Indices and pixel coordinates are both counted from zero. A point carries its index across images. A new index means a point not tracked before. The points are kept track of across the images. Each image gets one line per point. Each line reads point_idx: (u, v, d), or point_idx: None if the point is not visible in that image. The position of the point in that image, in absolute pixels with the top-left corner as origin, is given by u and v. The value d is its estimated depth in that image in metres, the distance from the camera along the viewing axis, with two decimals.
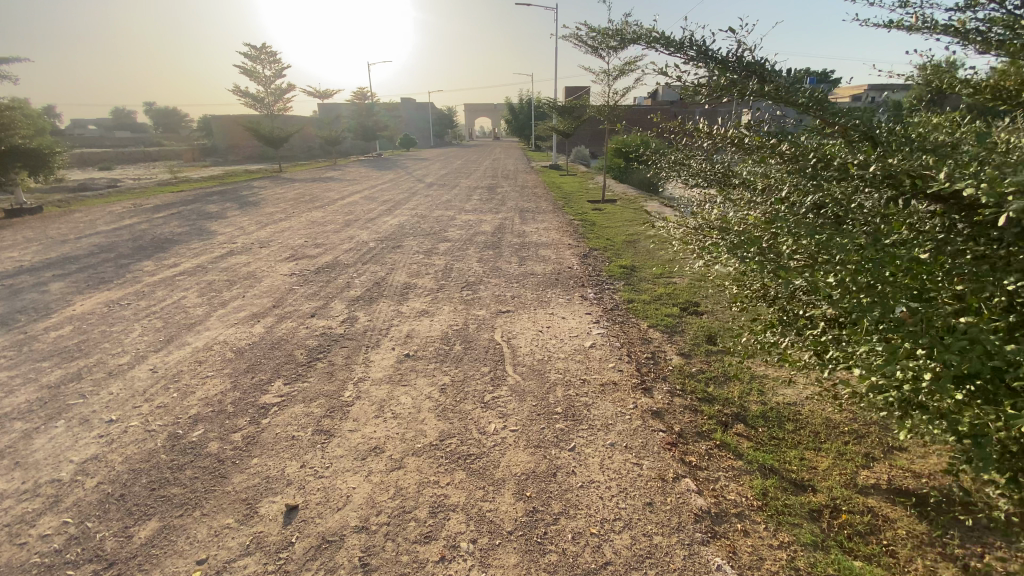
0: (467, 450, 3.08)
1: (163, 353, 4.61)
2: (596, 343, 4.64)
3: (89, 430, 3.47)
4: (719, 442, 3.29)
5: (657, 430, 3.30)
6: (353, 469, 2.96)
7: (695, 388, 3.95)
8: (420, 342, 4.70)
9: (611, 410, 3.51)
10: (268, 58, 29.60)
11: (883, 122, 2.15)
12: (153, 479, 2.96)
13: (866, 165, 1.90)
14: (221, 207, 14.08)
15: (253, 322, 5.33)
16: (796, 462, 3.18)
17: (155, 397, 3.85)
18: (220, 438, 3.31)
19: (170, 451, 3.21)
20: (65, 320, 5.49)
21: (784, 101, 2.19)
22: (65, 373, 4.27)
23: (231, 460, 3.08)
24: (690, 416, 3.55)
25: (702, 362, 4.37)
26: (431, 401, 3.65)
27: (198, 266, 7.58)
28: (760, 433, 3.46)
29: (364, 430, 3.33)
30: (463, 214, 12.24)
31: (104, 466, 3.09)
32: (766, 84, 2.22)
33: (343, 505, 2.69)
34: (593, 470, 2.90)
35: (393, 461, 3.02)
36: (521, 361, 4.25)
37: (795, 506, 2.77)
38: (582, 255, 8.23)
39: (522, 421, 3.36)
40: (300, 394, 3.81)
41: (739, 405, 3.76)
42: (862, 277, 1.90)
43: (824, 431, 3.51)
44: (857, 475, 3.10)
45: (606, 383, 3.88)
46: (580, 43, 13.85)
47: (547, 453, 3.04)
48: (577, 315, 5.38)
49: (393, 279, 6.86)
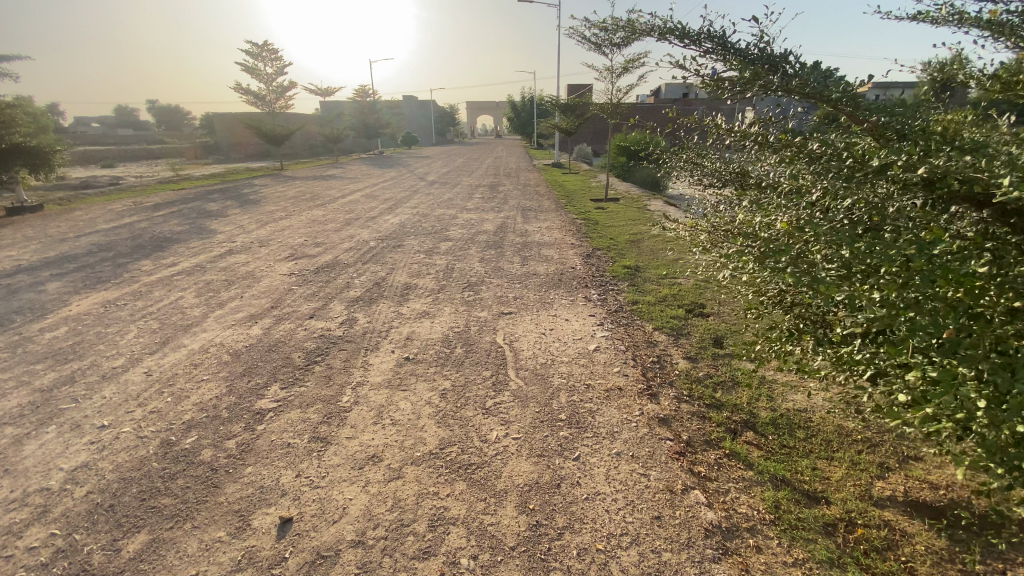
0: (468, 459, 2.98)
1: (159, 355, 4.51)
2: (600, 346, 4.54)
3: (80, 436, 3.38)
4: (728, 451, 3.18)
5: (664, 439, 3.19)
6: (350, 479, 2.86)
7: (703, 393, 3.85)
8: (420, 345, 4.60)
9: (617, 416, 3.41)
10: (270, 56, 29.53)
11: (920, 122, 2.04)
12: (144, 489, 2.86)
13: (911, 168, 1.78)
14: (222, 206, 13.99)
15: (250, 323, 5.24)
16: (809, 472, 3.07)
17: (148, 401, 3.75)
18: (213, 445, 3.22)
19: (162, 459, 3.11)
20: (61, 321, 5.39)
21: (813, 97, 2.10)
22: (58, 377, 4.18)
23: (224, 469, 2.98)
24: (698, 423, 3.44)
25: (710, 367, 4.26)
26: (431, 407, 3.54)
27: (196, 265, 7.49)
28: (771, 440, 3.36)
29: (362, 437, 3.23)
30: (464, 213, 12.13)
31: (94, 475, 3.00)
32: (789, 79, 2.14)
33: (339, 517, 2.59)
34: (598, 481, 2.79)
35: (391, 470, 2.91)
36: (523, 365, 4.14)
37: (809, 520, 2.66)
38: (585, 254, 8.13)
39: (525, 428, 3.26)
40: (296, 399, 3.71)
41: (748, 412, 3.66)
42: (907, 292, 1.78)
43: (836, 439, 3.40)
44: (872, 487, 3.00)
45: (611, 388, 3.77)
46: (583, 40, 13.76)
47: (551, 463, 2.93)
48: (580, 317, 5.28)
49: (394, 279, 6.76)
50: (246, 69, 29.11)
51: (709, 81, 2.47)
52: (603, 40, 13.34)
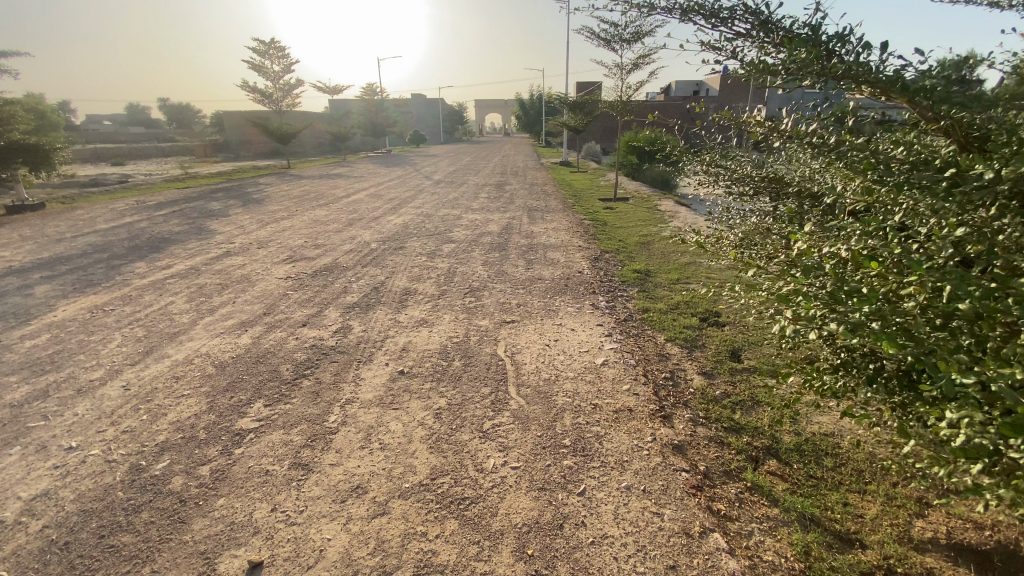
0: (461, 492, 2.70)
1: (140, 367, 4.27)
2: (608, 360, 4.24)
3: (44, 459, 3.13)
4: (750, 484, 2.87)
5: (680, 470, 2.88)
6: (330, 515, 2.58)
7: (720, 415, 3.54)
8: (416, 357, 4.31)
9: (626, 443, 3.11)
10: (277, 53, 29.44)
11: None
12: (104, 524, 2.61)
13: None
14: (224, 205, 13.80)
15: (240, 331, 4.97)
16: (839, 510, 2.76)
17: (122, 420, 3.50)
18: (185, 472, 2.95)
19: (128, 488, 2.85)
20: (43, 328, 5.17)
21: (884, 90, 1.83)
22: (31, 390, 3.94)
23: (195, 501, 2.72)
24: (716, 451, 3.14)
25: (728, 385, 3.95)
26: (424, 429, 3.26)
27: (190, 268, 7.25)
28: (796, 471, 3.05)
29: (347, 464, 2.95)
30: (470, 213, 11.84)
31: (52, 506, 2.75)
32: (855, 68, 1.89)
33: (315, 562, 2.32)
34: (606, 521, 2.50)
35: (375, 505, 2.63)
36: (525, 381, 3.84)
37: (844, 568, 2.35)
38: (593, 257, 7.81)
39: (525, 455, 2.97)
40: (280, 418, 3.43)
41: (771, 437, 3.35)
42: None
43: (867, 469, 3.09)
44: (910, 527, 2.67)
45: (620, 409, 3.46)
46: (592, 35, 13.46)
47: (553, 498, 2.64)
48: (587, 326, 4.97)
49: (393, 284, 6.48)
50: (253, 67, 28.99)
51: (754, 67, 2.19)
52: (613, 36, 13.01)
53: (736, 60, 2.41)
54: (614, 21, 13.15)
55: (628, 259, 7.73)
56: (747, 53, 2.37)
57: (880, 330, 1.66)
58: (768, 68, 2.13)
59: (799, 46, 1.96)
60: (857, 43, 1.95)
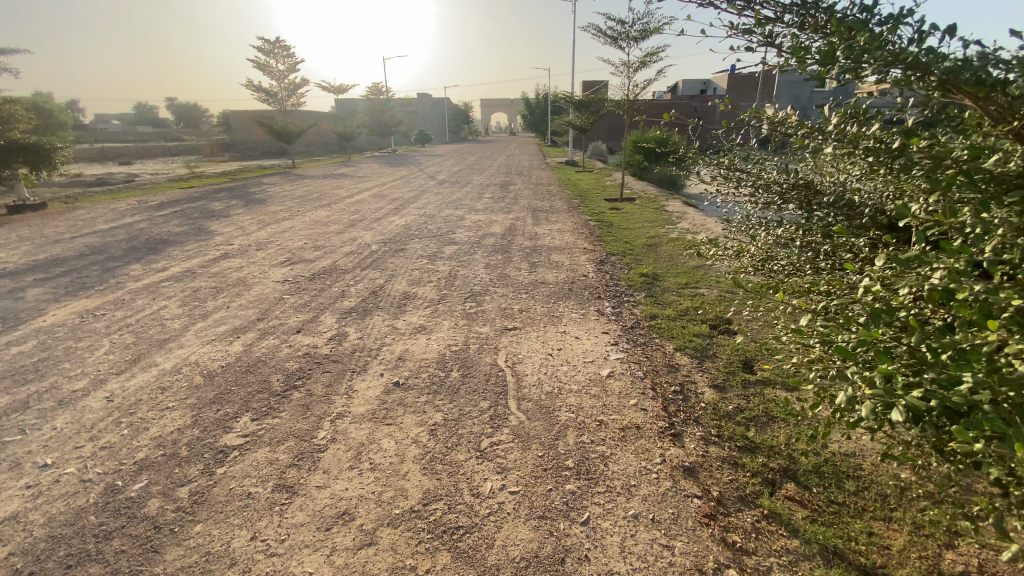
0: (455, 520, 2.50)
1: (125, 376, 4.09)
2: (614, 371, 4.03)
3: (17, 478, 2.96)
4: (767, 512, 2.67)
5: (691, 496, 2.68)
6: (313, 545, 2.40)
7: (733, 432, 3.34)
8: (413, 366, 4.12)
9: (633, 464, 2.91)
10: (281, 52, 29.31)
11: None
12: (72, 552, 2.43)
13: None
14: (225, 205, 13.66)
15: (232, 338, 4.80)
16: (864, 540, 2.55)
17: (101, 435, 3.33)
18: (163, 494, 2.78)
19: (101, 512, 2.68)
20: (31, 334, 5.01)
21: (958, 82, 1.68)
22: (10, 401, 3.78)
23: (170, 527, 2.54)
24: (730, 473, 2.93)
25: (740, 400, 3.76)
26: (418, 447, 3.06)
27: (186, 271, 7.09)
28: (815, 496, 2.84)
29: (335, 487, 2.76)
30: (473, 214, 11.66)
31: (20, 531, 2.58)
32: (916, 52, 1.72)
33: None
34: (612, 556, 2.30)
35: (362, 534, 2.44)
36: (526, 395, 3.64)
37: None
38: (599, 260, 7.62)
39: (525, 478, 2.77)
40: (267, 434, 3.25)
41: (788, 457, 3.14)
42: None
43: (892, 493, 2.88)
44: (941, 560, 2.44)
45: (627, 427, 3.26)
46: (600, 33, 13.27)
47: (554, 528, 2.45)
48: (592, 334, 4.78)
49: (393, 288, 6.31)
50: (257, 66, 28.92)
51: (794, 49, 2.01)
52: (620, 33, 12.81)
53: (771, 46, 2.22)
54: (621, 18, 12.94)
55: (635, 262, 7.52)
56: (784, 38, 2.19)
57: (990, 400, 1.39)
58: (812, 52, 1.95)
59: (854, 29, 1.77)
60: (914, 28, 1.78)
